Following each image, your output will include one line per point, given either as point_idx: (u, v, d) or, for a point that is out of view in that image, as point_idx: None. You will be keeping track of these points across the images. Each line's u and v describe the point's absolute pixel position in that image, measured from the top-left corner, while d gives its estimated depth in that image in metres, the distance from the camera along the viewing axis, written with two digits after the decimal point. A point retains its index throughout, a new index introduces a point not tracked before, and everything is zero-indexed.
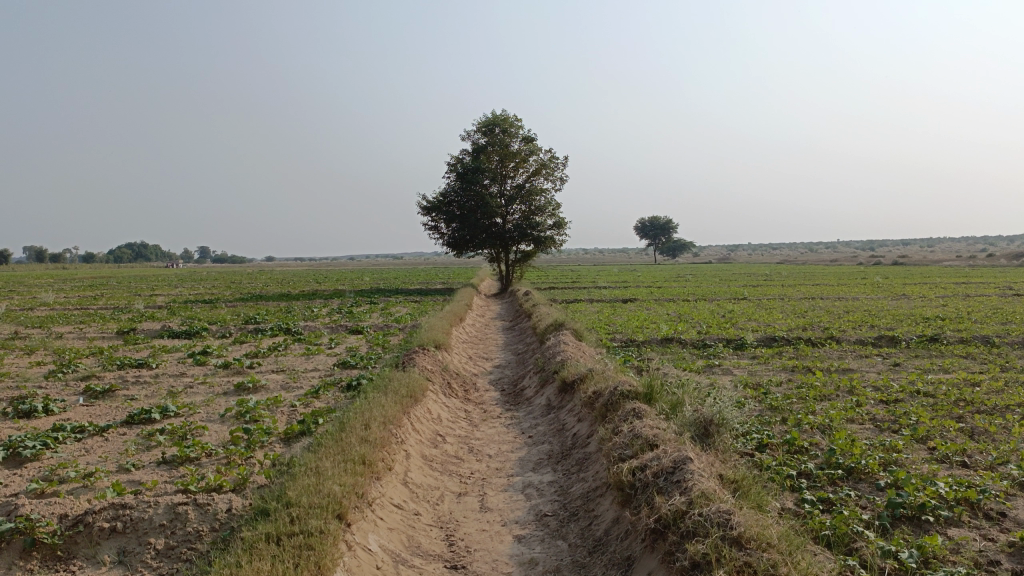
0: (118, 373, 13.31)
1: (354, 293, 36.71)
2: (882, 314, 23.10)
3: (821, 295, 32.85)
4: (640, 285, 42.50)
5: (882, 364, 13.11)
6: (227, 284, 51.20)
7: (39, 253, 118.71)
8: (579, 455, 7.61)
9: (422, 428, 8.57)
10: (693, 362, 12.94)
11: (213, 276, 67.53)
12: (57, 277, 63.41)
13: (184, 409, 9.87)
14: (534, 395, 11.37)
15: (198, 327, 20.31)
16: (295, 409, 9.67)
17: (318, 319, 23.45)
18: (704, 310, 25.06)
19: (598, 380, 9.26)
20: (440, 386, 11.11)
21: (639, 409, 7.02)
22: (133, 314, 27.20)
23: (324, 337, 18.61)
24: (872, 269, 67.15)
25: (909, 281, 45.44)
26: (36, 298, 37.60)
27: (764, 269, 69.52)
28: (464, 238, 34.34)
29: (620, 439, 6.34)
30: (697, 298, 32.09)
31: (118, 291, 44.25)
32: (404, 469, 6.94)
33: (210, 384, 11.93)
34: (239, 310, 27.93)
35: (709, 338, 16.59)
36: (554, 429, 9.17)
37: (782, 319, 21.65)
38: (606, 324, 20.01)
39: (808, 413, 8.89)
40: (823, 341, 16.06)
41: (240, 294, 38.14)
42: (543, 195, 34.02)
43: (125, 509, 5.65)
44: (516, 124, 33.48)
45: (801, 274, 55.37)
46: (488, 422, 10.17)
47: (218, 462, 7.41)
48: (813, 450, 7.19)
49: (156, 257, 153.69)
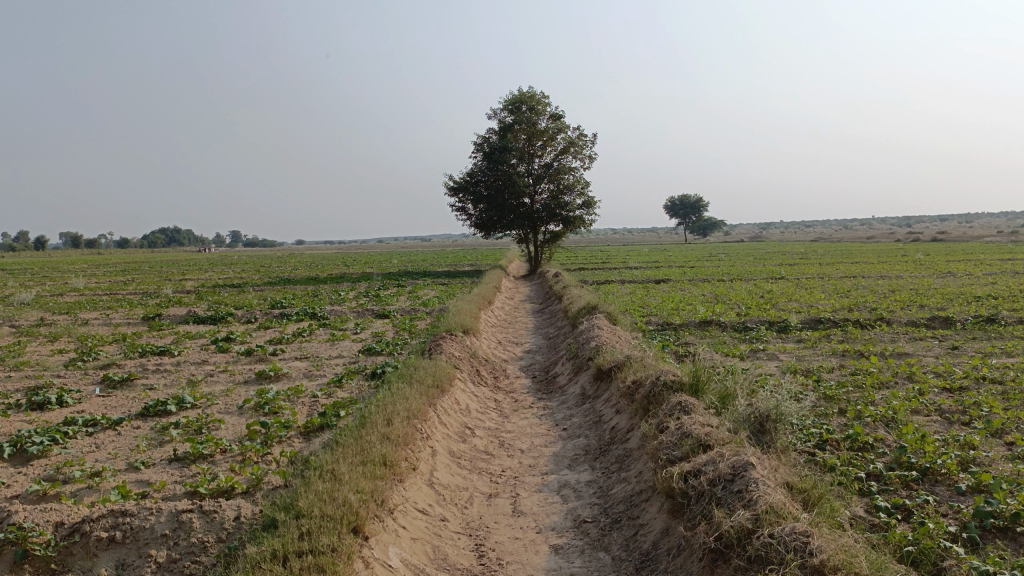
0: (139, 361, 12.94)
1: (382, 276, 36.34)
2: (930, 293, 22.08)
3: (862, 274, 31.73)
4: (672, 265, 41.61)
5: (939, 348, 12.28)
6: (256, 268, 51.17)
7: (75, 239, 120.65)
8: (619, 452, 7.00)
9: (449, 421, 8.02)
10: (735, 347, 12.23)
11: (245, 259, 67.98)
12: (91, 263, 64.00)
13: (202, 400, 9.41)
14: (567, 383, 10.77)
15: (223, 312, 19.99)
16: (316, 400, 9.17)
17: (344, 303, 23.01)
18: (741, 291, 24.19)
19: (636, 368, 8.63)
20: (469, 374, 10.55)
21: (686, 402, 6.39)
22: (161, 299, 26.99)
23: (350, 321, 18.14)
24: (911, 245, 65.45)
25: (951, 257, 44.08)
26: (68, 283, 37.77)
27: (798, 246, 67.93)
28: (493, 219, 33.70)
29: (667, 438, 5.72)
30: (733, 278, 31.14)
31: (150, 276, 44.49)
32: (430, 468, 6.40)
33: (231, 372, 11.49)
34: (266, 294, 27.59)
35: (750, 321, 15.82)
36: (590, 422, 8.56)
37: (824, 299, 20.75)
38: (639, 306, 19.30)
39: (867, 403, 8.19)
40: (872, 323, 15.20)
41: (269, 278, 38.00)
42: (572, 174, 33.21)
43: (125, 517, 5.15)
44: (543, 101, 32.69)
45: (837, 252, 54.01)
46: (519, 413, 9.58)
47: (231, 460, 6.92)
48: (879, 448, 6.54)
49: (188, 242, 155.34)
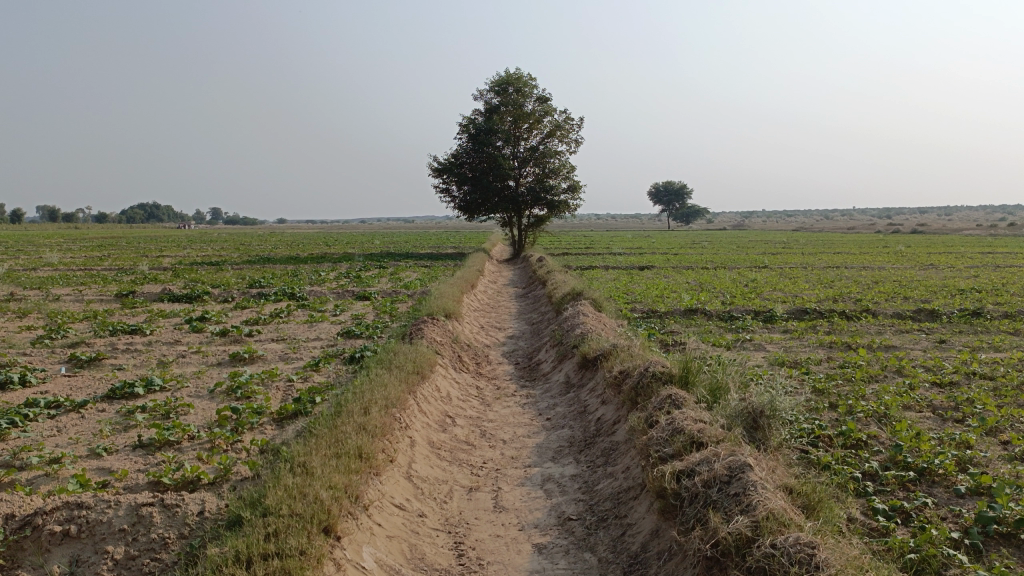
0: (109, 340, 12.52)
1: (363, 257, 35.85)
2: (914, 285, 22.07)
3: (845, 264, 31.73)
4: (655, 252, 41.44)
5: (926, 342, 12.14)
6: (235, 245, 50.42)
7: (52, 212, 118.62)
8: (606, 445, 6.75)
9: (429, 410, 7.73)
10: (722, 337, 12.04)
11: (223, 237, 66.92)
12: (68, 237, 63.10)
13: (171, 382, 9.05)
14: (551, 371, 10.52)
15: (200, 291, 19.53)
16: (291, 385, 8.84)
17: (325, 283, 22.60)
18: (725, 279, 24.05)
19: (624, 357, 8.39)
20: (450, 360, 10.27)
21: (676, 395, 6.14)
22: (136, 276, 26.41)
23: (329, 303, 17.78)
24: (891, 237, 65.77)
25: (932, 249, 44.37)
26: (41, 258, 36.97)
27: (781, 236, 68.08)
28: (477, 201, 33.30)
29: (657, 433, 5.46)
30: (718, 266, 31.02)
31: (128, 251, 43.79)
32: (408, 460, 6.11)
33: (204, 354, 11.12)
34: (244, 273, 27.11)
35: (736, 310, 15.64)
36: (575, 412, 8.31)
37: (809, 289, 20.62)
38: (623, 292, 19.08)
39: (858, 398, 8.00)
40: (858, 314, 15.06)
41: (248, 257, 37.43)
42: (558, 158, 32.88)
43: (80, 509, 4.82)
44: (530, 84, 32.31)
45: (820, 242, 54.13)
46: (501, 401, 9.31)
47: (199, 447, 6.59)
48: (873, 446, 6.35)
49: (168, 218, 153.41)
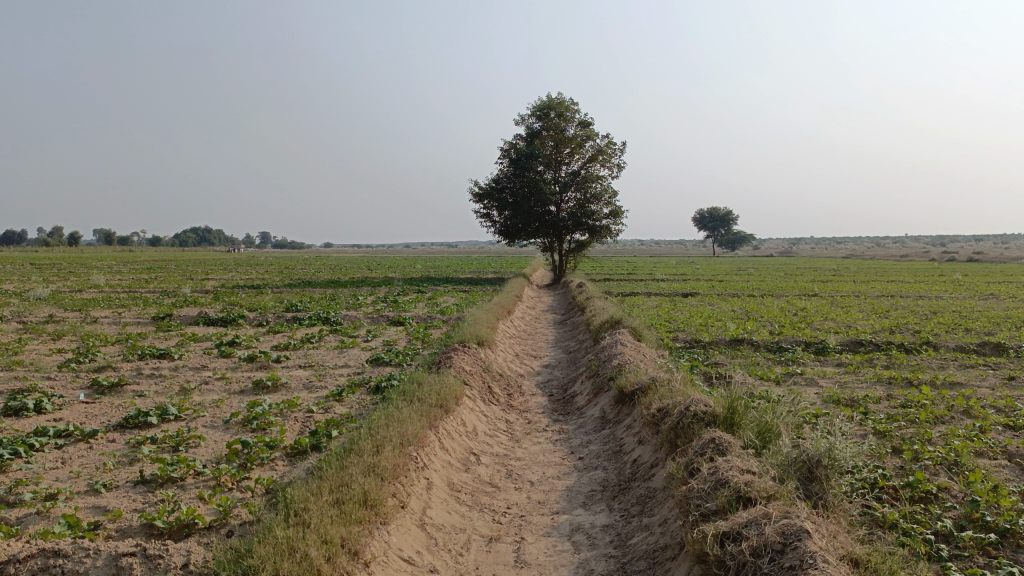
0: (136, 365, 12.28)
1: (402, 281, 35.61)
2: (974, 316, 20.95)
3: (900, 293, 30.45)
4: (699, 279, 40.49)
5: (993, 378, 11.24)
6: (278, 269, 50.78)
7: (107, 236, 121.89)
8: (642, 492, 6.12)
9: (452, 447, 7.20)
10: (770, 370, 11.33)
11: (269, 260, 67.65)
12: (120, 261, 64.60)
13: (187, 410, 8.68)
14: (586, 404, 9.91)
15: (235, 314, 19.34)
16: (310, 415, 8.39)
17: (360, 308, 22.31)
18: (772, 307, 23.17)
19: (663, 393, 7.77)
20: (479, 391, 9.73)
21: (719, 438, 5.52)
22: (175, 299, 26.49)
23: (363, 328, 17.41)
24: (945, 265, 63.72)
25: (992, 278, 42.59)
26: (88, 280, 37.54)
27: (830, 264, 66.31)
28: (517, 226, 32.89)
29: (698, 484, 4.85)
30: (765, 293, 30.05)
31: (174, 274, 44.30)
32: (423, 506, 5.59)
33: (226, 380, 10.76)
34: (282, 297, 27.04)
35: (785, 340, 14.84)
36: (610, 451, 7.70)
37: (862, 319, 19.65)
38: (665, 321, 18.35)
39: (924, 443, 7.24)
40: (918, 347, 14.14)
41: (289, 280, 37.57)
42: (600, 182, 32.35)
43: (56, 559, 4.41)
44: (573, 108, 31.98)
45: (871, 270, 52.54)
46: (532, 436, 8.72)
47: (203, 485, 6.16)
48: (945, 501, 5.64)
49: (218, 242, 156.67)
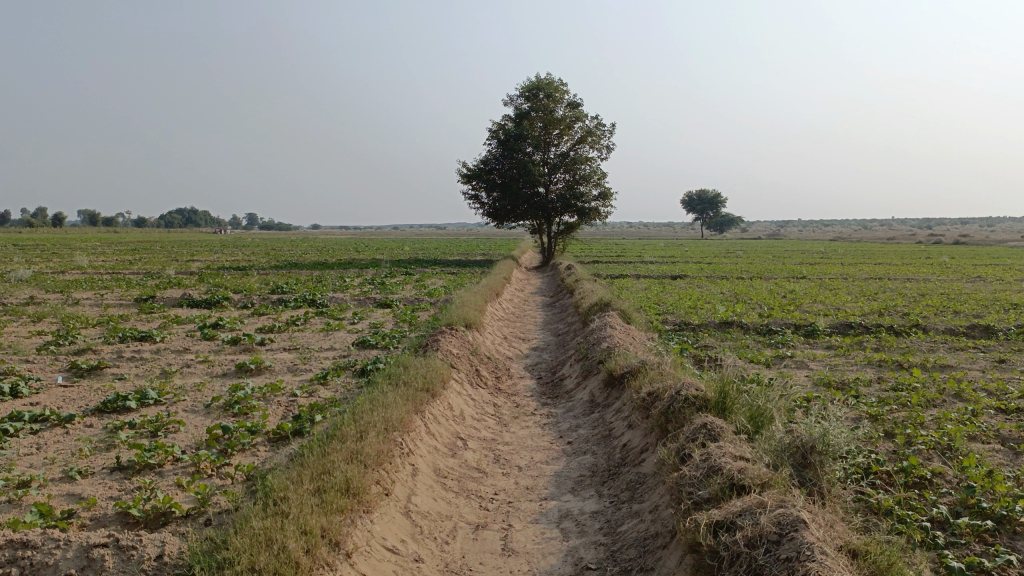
0: (117, 347, 12.04)
1: (390, 263, 35.43)
2: (962, 298, 20.95)
3: (889, 276, 30.46)
4: (688, 261, 40.44)
5: (984, 361, 11.19)
6: (264, 250, 50.30)
7: (91, 217, 120.60)
8: (632, 478, 6.01)
9: (437, 432, 7.05)
10: (760, 353, 11.24)
11: (255, 242, 67.00)
12: (105, 241, 63.84)
13: (168, 394, 8.48)
14: (575, 388, 9.79)
15: (219, 296, 19.09)
16: (293, 400, 8.22)
17: (347, 290, 22.07)
18: (762, 289, 23.12)
19: (653, 376, 7.64)
20: (466, 375, 9.59)
21: (711, 423, 5.39)
22: (160, 281, 26.14)
23: (349, 310, 17.20)
24: (931, 247, 63.93)
25: (978, 261, 42.73)
26: (72, 261, 37.06)
27: (818, 246, 66.43)
28: (506, 208, 32.67)
29: (691, 471, 4.72)
30: (754, 275, 29.99)
31: (158, 256, 43.81)
32: (408, 493, 5.45)
33: (209, 363, 10.55)
34: (268, 279, 26.73)
35: (775, 323, 14.75)
36: (599, 435, 7.58)
37: (851, 301, 19.61)
38: (654, 303, 18.24)
39: (916, 427, 7.15)
40: (908, 330, 14.08)
41: (275, 262, 37.18)
42: (589, 164, 32.12)
43: (25, 550, 4.24)
44: (562, 89, 31.66)
45: (858, 253, 52.68)
46: (520, 420, 8.59)
47: (181, 472, 5.99)
48: (939, 487, 5.56)
49: (204, 223, 155.38)
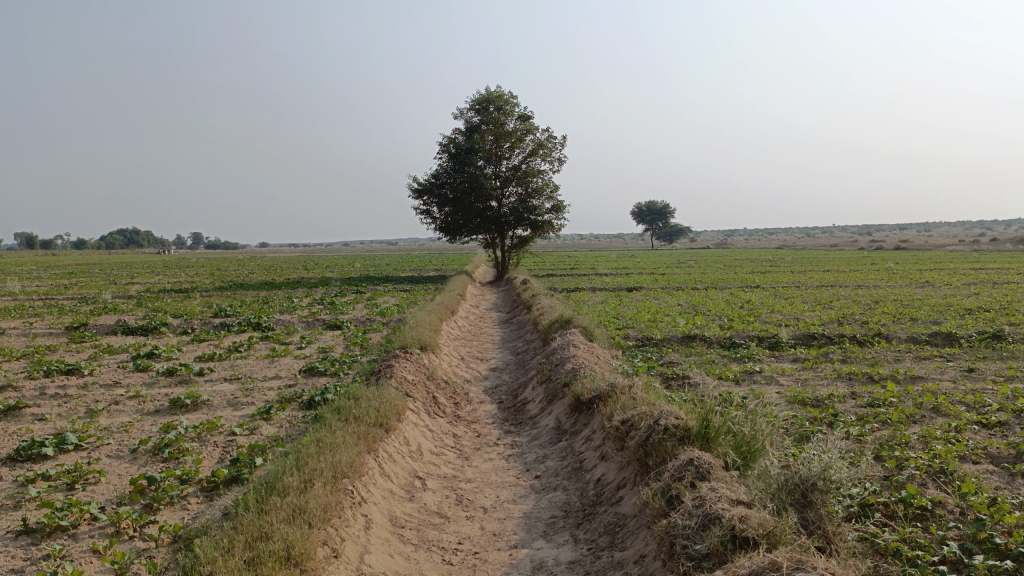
0: (39, 383, 11.01)
1: (341, 282, 34.50)
2: (916, 304, 20.99)
3: (841, 283, 30.62)
4: (642, 272, 40.30)
5: (954, 371, 10.93)
6: (208, 272, 48.59)
7: (28, 239, 116.46)
8: (610, 520, 5.44)
9: (392, 473, 6.39)
10: (728, 369, 10.80)
11: (200, 263, 65.04)
12: (41, 265, 61.42)
13: (89, 437, 7.62)
14: (539, 413, 9.20)
15: (157, 322, 17.97)
16: (231, 440, 7.47)
17: (295, 312, 21.12)
18: (719, 300, 22.92)
19: (625, 401, 7.10)
20: (423, 403, 8.92)
21: (699, 458, 4.85)
22: (95, 306, 24.76)
23: (297, 333, 16.33)
24: (875, 253, 65.28)
25: (923, 266, 43.59)
26: (1, 287, 35.12)
27: (767, 254, 67.32)
28: (458, 222, 32.07)
29: (682, 520, 4.18)
30: (710, 285, 29.85)
31: (96, 279, 41.84)
32: (361, 550, 4.79)
33: (140, 399, 9.65)
34: (211, 301, 25.55)
35: (739, 335, 14.38)
36: (569, 468, 7.00)
37: (808, 311, 19.44)
38: (613, 318, 17.79)
39: (904, 448, 6.75)
40: (871, 339, 13.86)
41: (220, 283, 35.77)
42: (541, 177, 31.72)
43: None
44: (512, 102, 31.24)
45: (807, 260, 53.43)
46: (482, 453, 7.95)
47: (99, 535, 5.22)
48: (944, 519, 5.11)
49: (147, 243, 151.03)
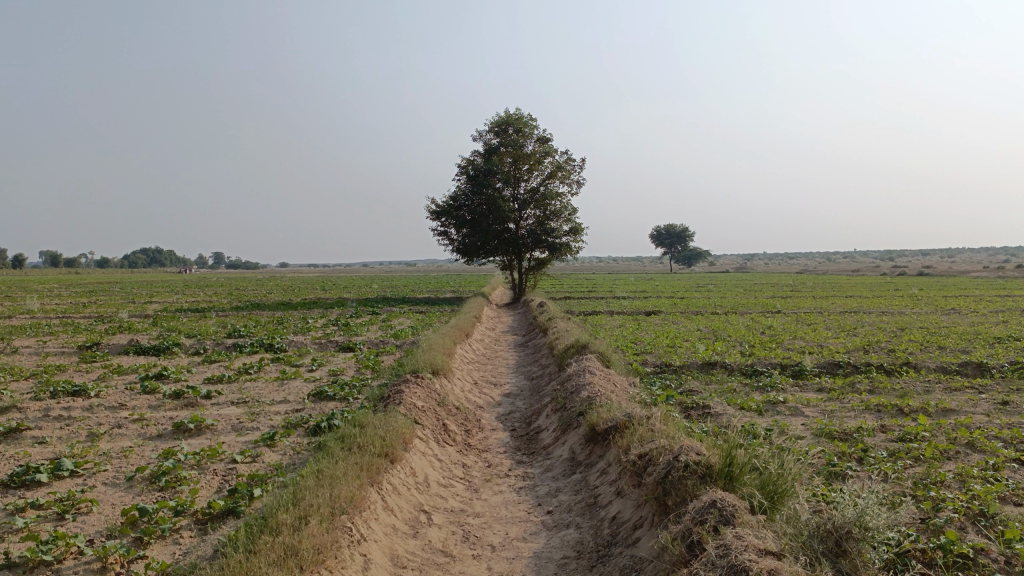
0: (44, 404, 10.81)
1: (357, 302, 34.40)
2: (944, 332, 20.43)
3: (864, 309, 30.00)
4: (661, 296, 39.89)
5: (988, 403, 10.46)
6: (226, 291, 48.73)
7: (53, 258, 118.30)
8: (625, 563, 5.09)
9: (397, 507, 6.08)
10: (749, 398, 10.41)
11: (219, 283, 65.46)
12: (64, 283, 62.03)
13: (86, 462, 7.36)
14: (553, 442, 8.85)
15: (170, 342, 17.81)
16: (231, 468, 7.20)
17: (309, 333, 20.91)
18: (739, 326, 22.46)
19: (642, 433, 6.75)
20: (432, 431, 8.60)
21: (723, 500, 4.50)
22: (110, 325, 24.70)
23: (308, 356, 16.08)
24: (898, 279, 64.32)
25: (947, 292, 42.96)
26: (22, 305, 35.30)
27: (786, 279, 66.57)
28: (475, 244, 31.87)
29: (703, 571, 3.83)
30: (730, 310, 29.36)
31: (114, 298, 42.02)
32: None
33: (143, 423, 9.41)
34: (227, 322, 25.41)
35: (761, 363, 13.96)
36: (583, 503, 6.64)
37: (832, 338, 18.95)
38: (631, 343, 17.42)
39: (940, 488, 6.34)
40: (898, 369, 13.39)
41: (237, 303, 35.73)
42: (559, 199, 31.51)
43: None
44: (531, 124, 31.13)
45: (827, 285, 52.65)
46: (492, 485, 7.61)
47: (84, 571, 4.93)
48: (990, 570, 4.70)
49: (168, 264, 152.48)
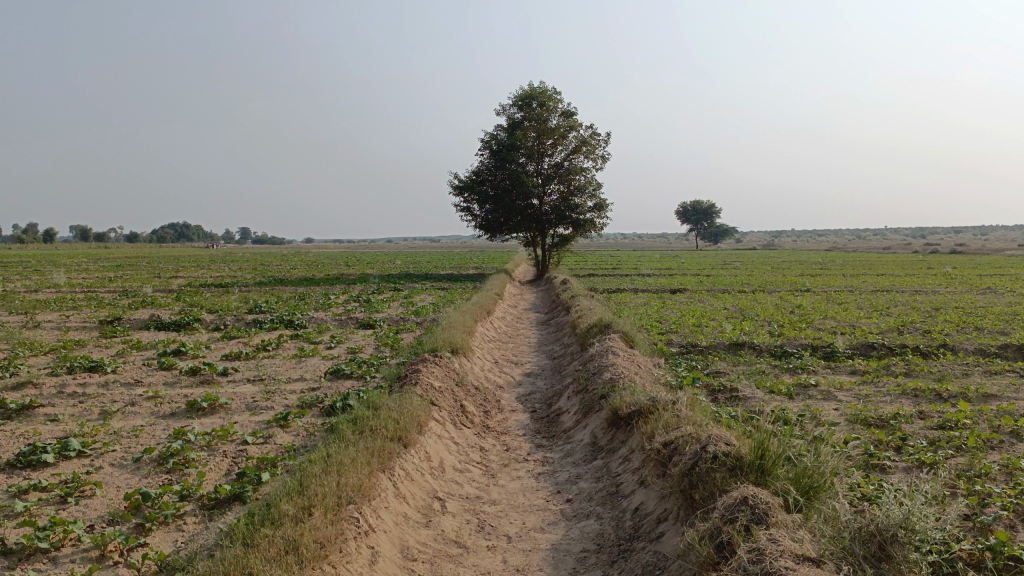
0: (60, 380, 10.70)
1: (379, 278, 34.22)
2: (982, 312, 19.76)
3: (898, 288, 29.24)
4: (687, 273, 39.33)
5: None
6: (251, 266, 48.82)
7: (82, 232, 120.07)
8: (648, 560, 4.77)
9: (408, 495, 5.80)
10: (779, 381, 10.01)
11: (245, 258, 65.71)
12: (91, 258, 62.49)
13: (94, 442, 7.18)
14: (574, 425, 8.55)
15: (191, 317, 17.70)
16: (241, 449, 6.99)
17: (330, 309, 20.74)
18: (768, 304, 21.93)
19: (667, 419, 6.40)
20: (449, 413, 8.32)
21: (755, 497, 4.16)
22: (134, 299, 24.71)
23: (328, 332, 15.91)
24: (931, 257, 62.99)
25: (982, 271, 41.89)
26: (49, 279, 35.50)
27: (815, 256, 65.42)
28: (499, 220, 31.49)
29: None
30: (758, 288, 28.78)
31: (141, 273, 42.24)
32: None
33: (157, 401, 9.25)
34: (249, 297, 25.35)
35: (791, 344, 13.52)
36: (604, 492, 6.34)
37: (864, 317, 18.40)
38: (656, 322, 17.02)
39: (987, 481, 5.93)
40: (935, 351, 12.89)
41: (260, 278, 35.73)
42: (584, 175, 30.98)
43: None
44: (555, 97, 30.54)
45: (858, 263, 51.56)
46: (510, 470, 7.33)
47: (82, 559, 4.72)
48: None
49: (196, 239, 153.90)
